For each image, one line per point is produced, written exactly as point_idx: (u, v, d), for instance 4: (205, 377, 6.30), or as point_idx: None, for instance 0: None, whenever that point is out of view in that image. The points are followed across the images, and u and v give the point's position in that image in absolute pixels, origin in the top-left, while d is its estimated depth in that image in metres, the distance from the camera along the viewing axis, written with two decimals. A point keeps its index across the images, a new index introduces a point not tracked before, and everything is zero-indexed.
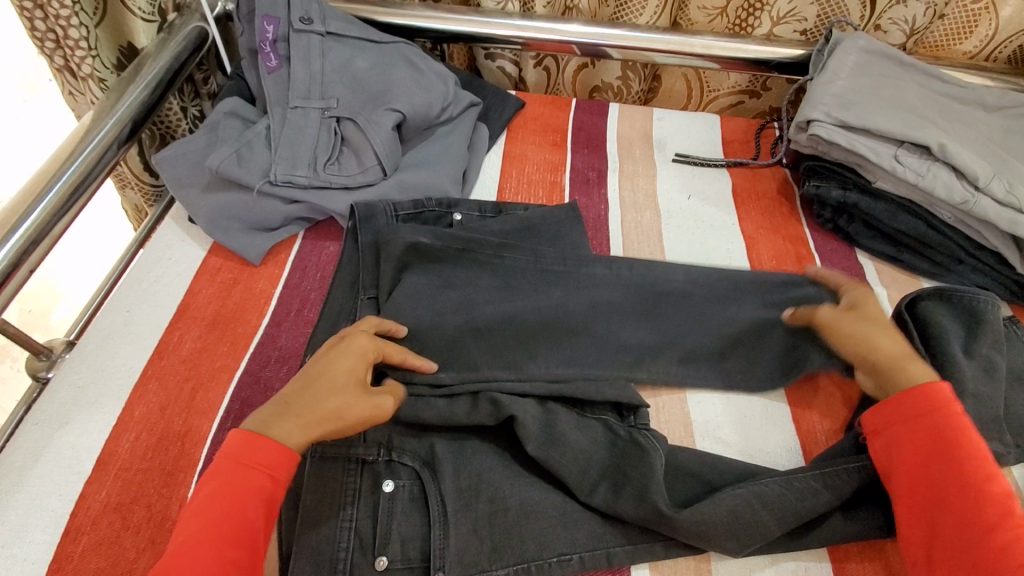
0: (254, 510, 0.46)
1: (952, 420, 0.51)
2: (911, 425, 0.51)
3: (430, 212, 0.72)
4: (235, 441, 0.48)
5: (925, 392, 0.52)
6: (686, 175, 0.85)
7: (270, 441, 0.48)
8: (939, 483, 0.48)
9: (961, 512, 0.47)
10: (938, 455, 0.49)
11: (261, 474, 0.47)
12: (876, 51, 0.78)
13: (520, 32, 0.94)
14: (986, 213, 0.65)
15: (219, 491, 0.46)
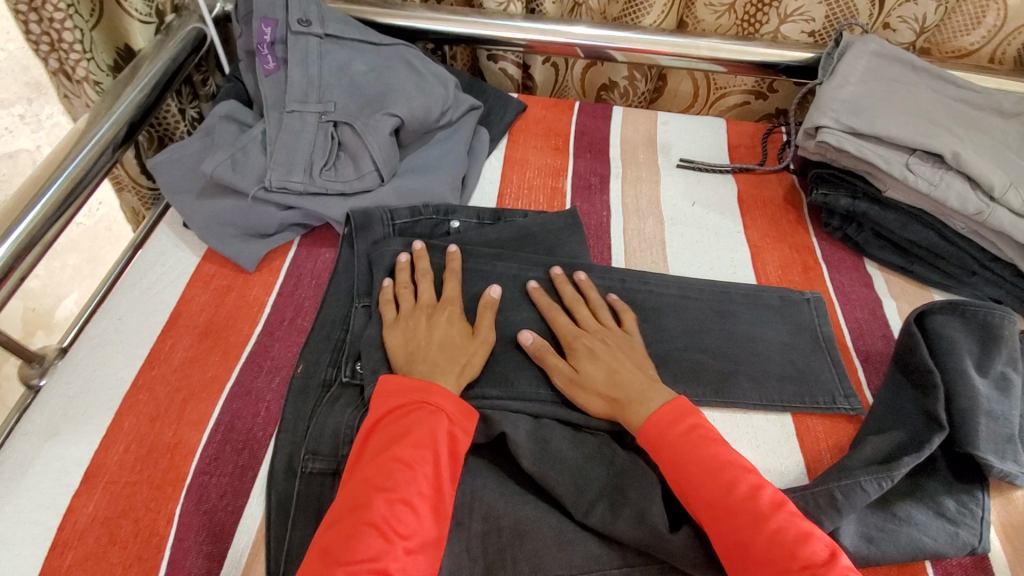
0: (422, 437, 0.49)
1: (692, 431, 0.51)
2: (666, 448, 0.51)
3: (428, 219, 0.71)
4: (402, 387, 0.53)
5: (660, 414, 0.53)
6: (690, 181, 0.83)
7: (439, 390, 0.53)
8: (719, 498, 0.47)
9: (746, 524, 0.45)
10: (700, 471, 0.49)
11: (435, 418, 0.51)
12: (887, 55, 0.76)
13: (522, 34, 0.92)
14: (1002, 224, 0.63)
15: (387, 437, 0.50)
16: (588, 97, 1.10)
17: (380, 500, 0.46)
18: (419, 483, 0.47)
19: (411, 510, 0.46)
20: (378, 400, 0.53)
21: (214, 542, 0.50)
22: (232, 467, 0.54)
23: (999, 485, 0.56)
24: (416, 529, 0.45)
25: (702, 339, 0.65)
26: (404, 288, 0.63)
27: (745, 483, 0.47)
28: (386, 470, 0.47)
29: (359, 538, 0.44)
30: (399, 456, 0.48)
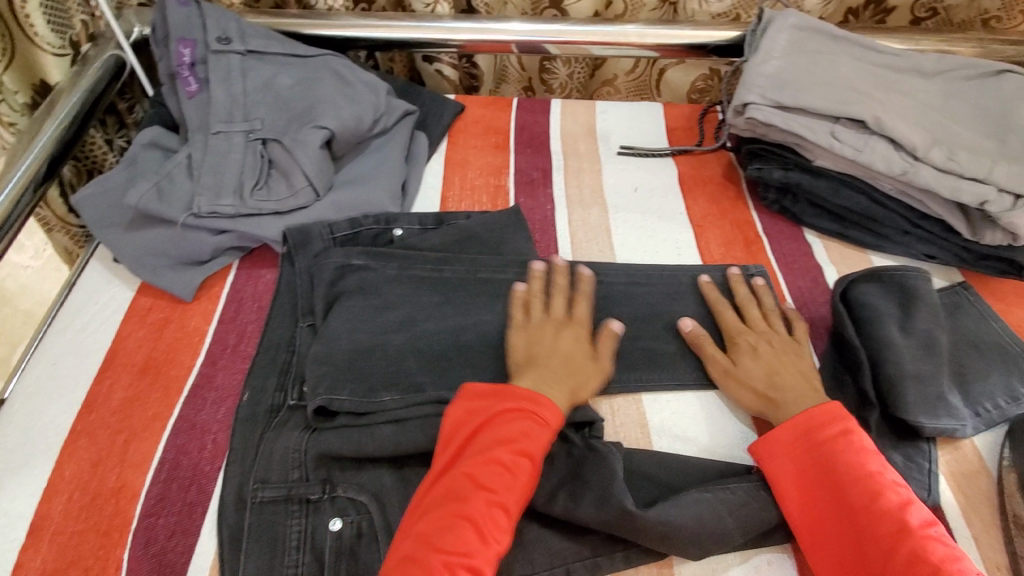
0: (503, 443, 0.49)
1: (834, 438, 0.52)
2: (789, 445, 0.52)
3: (368, 230, 0.70)
4: (481, 393, 0.53)
5: (814, 412, 0.53)
6: (632, 168, 0.84)
7: (543, 399, 0.52)
8: (839, 501, 0.48)
9: (869, 530, 0.46)
10: (829, 472, 0.50)
11: (535, 425, 0.51)
12: (808, 27, 0.77)
13: (453, 35, 0.92)
14: (926, 182, 0.65)
15: (485, 439, 0.50)
16: (531, 79, 1.10)
17: (478, 501, 0.47)
18: (516, 488, 0.48)
19: (505, 514, 0.47)
20: (466, 403, 0.52)
21: None
22: (180, 504, 0.52)
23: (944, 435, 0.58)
24: (505, 532, 0.46)
25: (651, 325, 0.65)
26: (537, 297, 0.63)
27: (884, 492, 0.48)
28: (485, 470, 0.48)
29: (451, 536, 0.45)
30: (499, 460, 0.48)
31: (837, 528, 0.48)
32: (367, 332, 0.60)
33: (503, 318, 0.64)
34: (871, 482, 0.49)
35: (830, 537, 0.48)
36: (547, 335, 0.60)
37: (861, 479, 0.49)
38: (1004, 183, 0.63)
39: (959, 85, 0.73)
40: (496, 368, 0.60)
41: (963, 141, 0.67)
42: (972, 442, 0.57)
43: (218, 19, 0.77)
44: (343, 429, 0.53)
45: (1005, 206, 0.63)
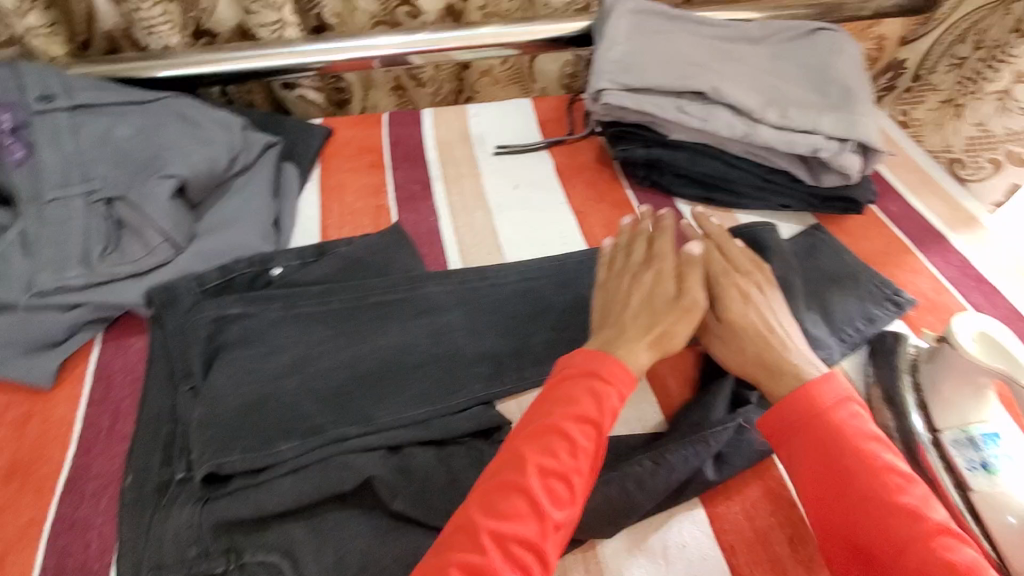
0: (575, 418, 0.48)
1: (846, 421, 0.49)
2: (799, 425, 0.50)
3: (244, 275, 0.66)
4: (580, 357, 0.53)
5: (826, 391, 0.51)
6: (510, 166, 0.85)
7: (612, 361, 0.52)
8: (848, 490, 0.47)
9: (875, 522, 0.45)
10: (840, 460, 0.48)
11: (594, 392, 0.50)
12: (645, 11, 0.82)
13: (308, 58, 0.89)
14: (766, 140, 0.71)
15: (554, 411, 0.49)
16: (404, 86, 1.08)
17: (534, 471, 0.46)
18: (578, 457, 0.47)
19: (563, 484, 0.46)
20: (574, 363, 0.52)
21: None
22: None
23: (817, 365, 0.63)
24: (566, 503, 0.46)
25: (547, 317, 0.66)
26: (623, 250, 0.64)
27: (900, 485, 0.46)
28: (547, 436, 0.48)
29: (508, 503, 0.44)
30: (559, 432, 0.48)
31: (847, 520, 0.46)
32: (256, 382, 0.57)
33: (400, 339, 0.63)
34: (883, 473, 0.46)
35: (840, 528, 0.46)
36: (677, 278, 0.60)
37: (874, 467, 0.47)
38: (830, 131, 0.70)
39: (784, 46, 0.80)
40: (399, 390, 0.58)
41: (793, 98, 0.73)
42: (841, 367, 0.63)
43: (35, 75, 0.70)
44: (238, 490, 0.51)
45: (834, 151, 0.70)
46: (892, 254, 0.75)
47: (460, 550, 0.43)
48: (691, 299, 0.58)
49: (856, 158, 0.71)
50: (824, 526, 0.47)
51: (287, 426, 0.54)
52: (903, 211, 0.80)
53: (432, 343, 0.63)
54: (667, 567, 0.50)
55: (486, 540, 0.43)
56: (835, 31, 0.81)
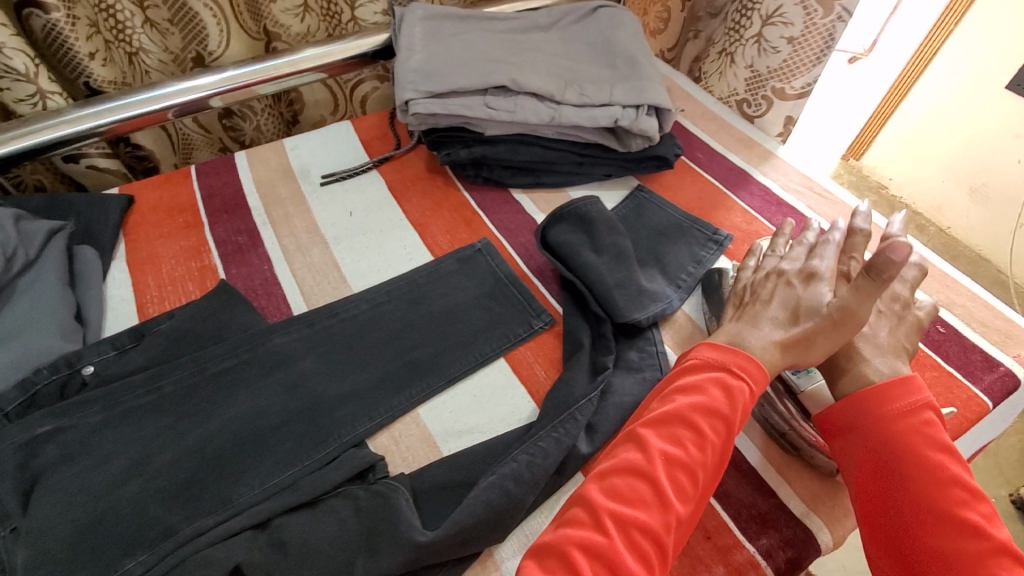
0: (706, 417, 0.50)
1: (917, 424, 0.50)
2: (868, 417, 0.52)
3: (49, 384, 0.58)
4: (714, 350, 0.55)
5: (901, 394, 0.52)
6: (340, 193, 0.82)
7: (746, 358, 0.53)
8: (901, 491, 0.49)
9: (915, 523, 0.47)
10: (903, 461, 0.49)
11: (730, 386, 0.52)
12: (434, 15, 0.82)
13: (84, 125, 0.78)
14: (571, 119, 0.74)
15: (685, 406, 0.51)
16: (215, 134, 1.00)
17: (659, 461, 0.48)
18: (701, 454, 0.49)
19: (688, 479, 0.48)
20: (704, 355, 0.55)
21: None
22: None
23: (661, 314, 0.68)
24: (687, 499, 0.48)
25: (406, 340, 0.65)
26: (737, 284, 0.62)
27: (964, 501, 0.47)
28: (672, 429, 0.50)
29: (633, 490, 0.47)
30: (681, 429, 0.50)
31: (896, 518, 0.48)
32: (86, 502, 0.50)
33: (251, 404, 0.58)
34: (942, 479, 0.48)
35: (884, 524, 0.49)
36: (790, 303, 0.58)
37: (936, 470, 0.48)
38: (624, 100, 0.75)
39: (570, 29, 0.85)
40: (258, 460, 0.54)
41: (588, 76, 0.78)
42: (684, 311, 0.69)
43: None
44: None
45: (632, 118, 0.75)
46: (706, 198, 0.82)
47: (577, 527, 0.46)
48: (844, 310, 0.54)
49: (653, 121, 0.76)
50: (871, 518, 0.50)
51: (135, 542, 0.48)
52: (708, 157, 0.89)
53: (288, 400, 0.59)
54: None
55: (607, 521, 0.45)
56: (612, 6, 0.87)
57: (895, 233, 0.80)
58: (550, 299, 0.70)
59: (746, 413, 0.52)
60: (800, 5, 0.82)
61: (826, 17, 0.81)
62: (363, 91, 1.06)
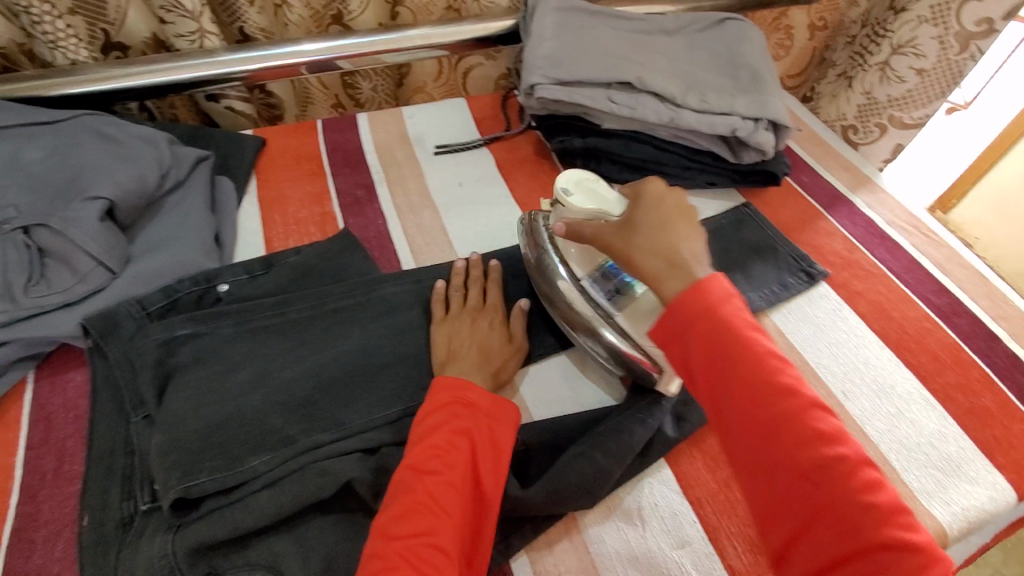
0: (461, 433, 0.51)
1: (738, 312, 0.47)
2: (700, 327, 0.47)
3: (188, 294, 0.63)
4: (448, 386, 0.55)
5: (712, 296, 0.48)
6: (452, 164, 0.86)
7: (469, 386, 0.55)
8: (744, 394, 0.45)
9: (761, 409, 0.44)
10: (738, 367, 0.45)
11: (471, 410, 0.53)
12: (567, 7, 0.84)
13: (230, 68, 0.84)
14: (690, 123, 0.76)
15: (441, 431, 0.51)
16: (331, 88, 1.04)
17: (425, 483, 0.48)
18: (459, 466, 0.49)
19: (454, 490, 0.48)
20: (441, 387, 0.55)
21: None
22: None
23: None
24: (458, 507, 0.48)
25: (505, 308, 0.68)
26: (457, 291, 0.66)
27: (801, 409, 0.43)
28: (427, 456, 0.50)
29: (409, 520, 0.46)
30: (440, 447, 0.50)
31: (745, 427, 0.44)
32: (215, 401, 0.55)
33: (362, 342, 0.62)
34: (777, 397, 0.44)
35: (751, 450, 0.44)
36: (473, 290, 0.67)
37: (782, 394, 0.44)
38: (744, 111, 0.77)
39: (696, 36, 0.87)
40: (368, 393, 0.58)
41: (709, 84, 0.79)
42: (775, 324, 0.71)
43: None
44: (210, 512, 0.49)
45: (750, 130, 0.77)
46: (805, 221, 0.83)
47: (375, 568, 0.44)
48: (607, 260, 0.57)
49: (770, 135, 0.78)
50: (736, 447, 0.44)
51: (259, 446, 0.53)
52: (812, 181, 0.89)
53: (394, 344, 0.63)
54: (644, 526, 0.54)
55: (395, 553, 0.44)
56: (739, 20, 0.88)
57: (1000, 284, 0.78)
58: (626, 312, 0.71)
59: (496, 421, 0.53)
60: (937, 39, 0.85)
61: (959, 54, 0.84)
62: (469, 63, 1.06)
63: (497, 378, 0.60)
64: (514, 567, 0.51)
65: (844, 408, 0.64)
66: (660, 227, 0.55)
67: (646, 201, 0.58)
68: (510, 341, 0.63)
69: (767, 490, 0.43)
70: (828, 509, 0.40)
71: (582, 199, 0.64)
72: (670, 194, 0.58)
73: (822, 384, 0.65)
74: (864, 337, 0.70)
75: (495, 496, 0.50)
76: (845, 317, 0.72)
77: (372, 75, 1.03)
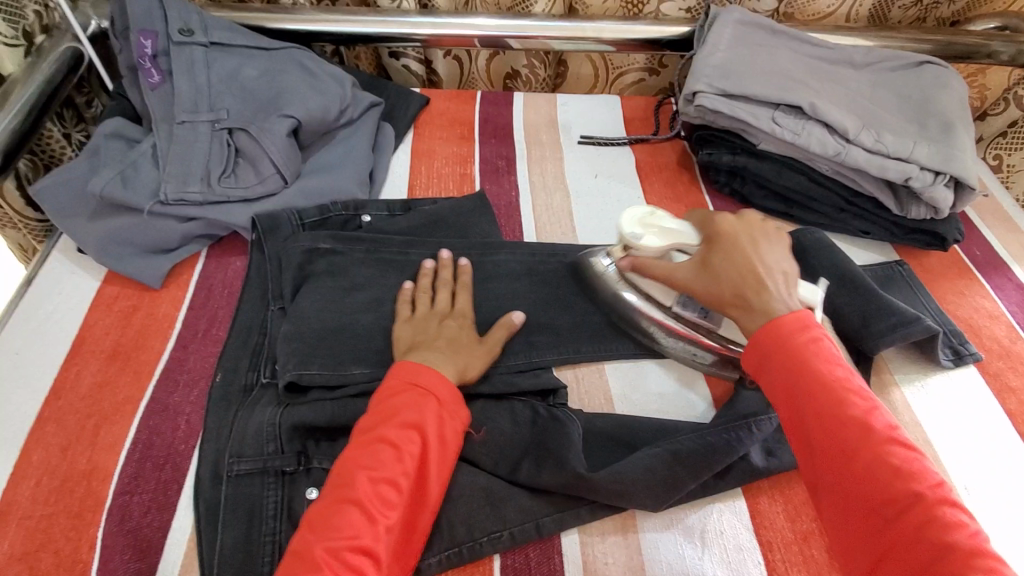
0: (409, 429, 0.49)
1: (818, 345, 0.49)
2: (779, 363, 0.49)
3: (337, 216, 0.71)
4: (404, 373, 0.53)
5: (784, 321, 0.50)
6: (592, 155, 0.87)
7: (427, 371, 0.53)
8: (828, 428, 0.45)
9: (841, 440, 0.45)
10: (822, 399, 0.46)
11: (425, 400, 0.51)
12: (748, 22, 0.82)
13: (417, 29, 0.92)
14: (858, 162, 0.71)
15: (392, 424, 0.49)
16: (495, 86, 1.10)
17: (363, 478, 0.46)
18: (403, 463, 0.48)
19: (394, 489, 0.47)
20: (396, 373, 0.53)
21: (143, 557, 0.48)
22: (154, 483, 0.52)
23: (876, 387, 0.65)
24: (396, 508, 0.46)
25: None
26: (425, 291, 0.63)
27: (887, 447, 0.44)
28: (372, 449, 0.48)
29: (342, 514, 0.45)
30: (387, 437, 0.49)
31: (832, 459, 0.45)
32: (337, 312, 0.62)
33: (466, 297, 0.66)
34: (861, 432, 0.44)
35: (836, 481, 0.44)
36: (441, 295, 0.63)
37: (861, 429, 0.45)
38: (925, 161, 0.71)
39: (885, 75, 0.80)
40: None
41: (889, 125, 0.74)
42: (903, 393, 0.64)
43: (180, 10, 0.76)
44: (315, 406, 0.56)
45: (926, 183, 0.70)
46: (964, 296, 0.74)
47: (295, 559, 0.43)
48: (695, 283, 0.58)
49: (948, 192, 0.71)
50: (817, 475, 0.45)
51: (364, 361, 0.58)
52: (984, 256, 0.79)
53: (497, 304, 0.66)
54: (704, 549, 0.52)
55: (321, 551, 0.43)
56: (939, 65, 0.80)
57: None
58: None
59: (449, 417, 0.51)
60: None
61: None
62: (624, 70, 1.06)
63: (463, 373, 0.56)
64: (562, 541, 0.52)
65: (959, 502, 0.56)
66: (737, 262, 0.56)
67: (726, 221, 0.60)
68: (482, 342, 0.60)
69: (842, 527, 0.43)
70: (905, 546, 0.40)
71: (656, 240, 0.63)
72: (751, 225, 0.60)
73: (942, 470, 0.58)
74: (1007, 438, 0.61)
75: (435, 499, 0.48)
76: (991, 409, 0.63)
77: (531, 82, 1.08)
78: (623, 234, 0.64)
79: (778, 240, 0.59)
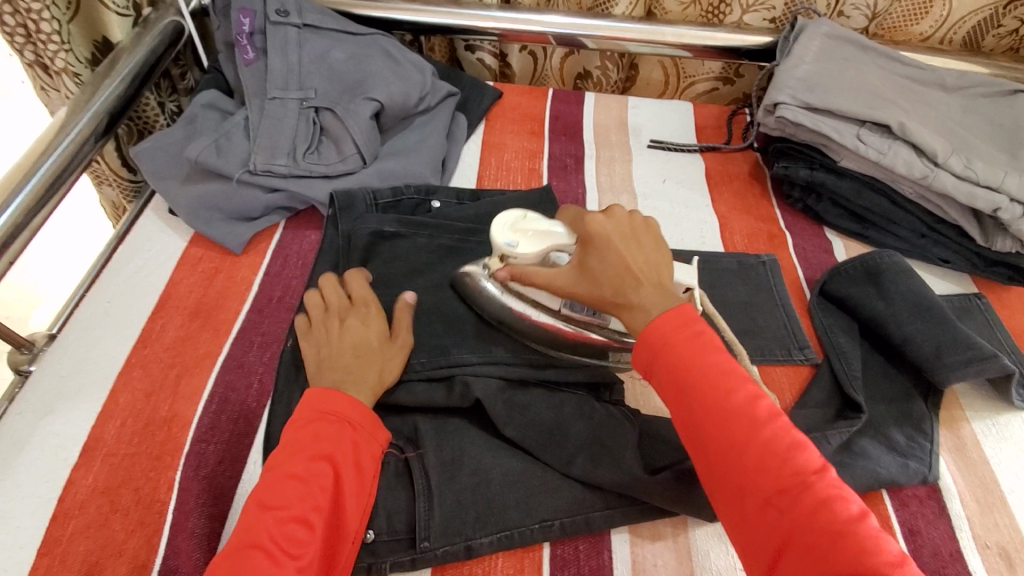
0: (315, 462, 0.48)
1: (701, 338, 0.47)
2: (665, 360, 0.47)
3: (409, 200, 0.73)
4: (312, 400, 0.52)
5: (661, 325, 0.48)
6: (660, 160, 0.87)
7: (336, 396, 0.52)
8: (716, 423, 0.44)
9: (728, 435, 0.43)
10: (707, 394, 0.45)
11: (340, 429, 0.51)
12: (837, 36, 0.80)
13: (495, 23, 0.93)
14: (944, 187, 0.69)
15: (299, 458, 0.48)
16: (566, 85, 1.10)
17: (271, 517, 0.45)
18: (315, 498, 0.47)
19: (305, 526, 0.45)
20: (306, 401, 0.52)
21: (216, 503, 0.51)
22: (228, 435, 0.55)
23: (944, 421, 0.62)
24: (308, 545, 0.45)
25: None
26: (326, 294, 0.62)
27: (773, 437, 0.43)
28: (282, 485, 0.47)
29: (247, 559, 0.43)
30: (296, 472, 0.48)
31: (719, 455, 0.43)
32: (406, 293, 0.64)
33: None
34: (741, 425, 0.43)
35: (726, 477, 0.43)
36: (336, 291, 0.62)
37: (747, 422, 0.43)
38: (1016, 192, 0.67)
39: (978, 101, 0.77)
40: None
41: (981, 152, 0.70)
42: (974, 431, 0.61)
43: None
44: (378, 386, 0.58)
45: (1016, 215, 0.67)
46: None
47: None
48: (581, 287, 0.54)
49: None
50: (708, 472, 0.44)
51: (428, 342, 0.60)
52: None
53: None
54: None
55: None
56: None
57: None
58: (805, 286, 0.73)
59: (364, 442, 0.51)
60: None
61: None
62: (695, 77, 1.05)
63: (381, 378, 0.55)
64: (612, 539, 0.52)
65: None
66: (613, 263, 0.52)
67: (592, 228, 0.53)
68: (393, 338, 0.58)
69: (735, 529, 0.42)
70: (801, 535, 0.39)
71: (529, 244, 0.58)
72: (622, 223, 0.54)
73: (1010, 513, 0.56)
74: None
75: (353, 528, 0.48)
76: None
77: (602, 86, 1.08)
78: (495, 244, 0.58)
79: (650, 236, 0.54)
